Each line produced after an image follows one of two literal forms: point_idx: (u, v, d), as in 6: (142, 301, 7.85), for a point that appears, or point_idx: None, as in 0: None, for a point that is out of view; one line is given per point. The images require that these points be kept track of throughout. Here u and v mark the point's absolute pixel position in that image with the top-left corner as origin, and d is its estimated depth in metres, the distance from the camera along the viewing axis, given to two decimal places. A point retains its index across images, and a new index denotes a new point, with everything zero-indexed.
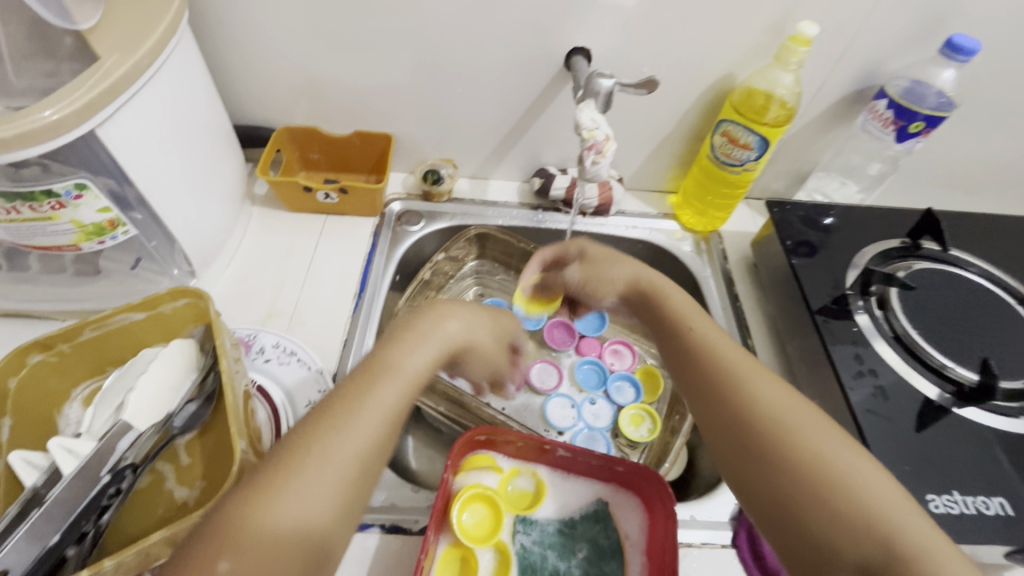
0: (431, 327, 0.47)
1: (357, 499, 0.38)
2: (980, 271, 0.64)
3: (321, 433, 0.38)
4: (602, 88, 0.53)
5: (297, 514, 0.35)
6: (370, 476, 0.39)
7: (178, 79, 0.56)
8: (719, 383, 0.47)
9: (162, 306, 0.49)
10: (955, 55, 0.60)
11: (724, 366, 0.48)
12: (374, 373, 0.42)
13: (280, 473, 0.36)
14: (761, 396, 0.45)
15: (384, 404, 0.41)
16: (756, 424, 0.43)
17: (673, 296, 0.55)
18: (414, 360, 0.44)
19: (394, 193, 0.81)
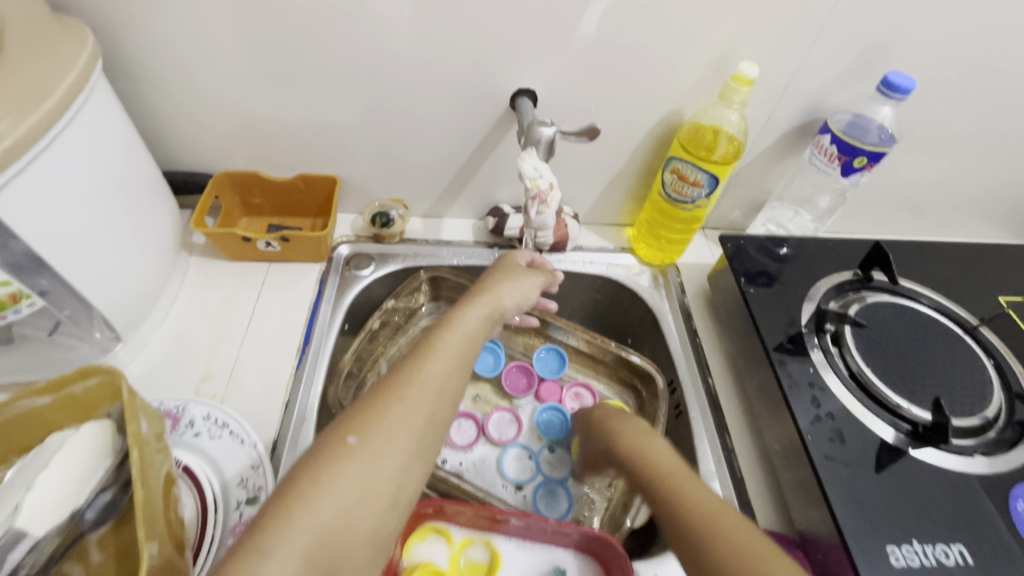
0: (492, 295, 0.55)
1: (436, 447, 0.43)
2: (931, 302, 0.65)
3: (405, 390, 0.43)
4: (543, 137, 0.52)
5: (384, 458, 0.39)
6: (445, 427, 0.44)
7: (92, 137, 0.52)
8: (629, 460, 0.50)
9: (72, 387, 0.44)
10: (890, 93, 0.60)
11: (630, 448, 0.51)
12: (442, 330, 0.49)
13: (373, 423, 0.40)
14: (663, 466, 0.47)
15: (454, 366, 0.47)
16: (656, 488, 0.46)
17: (597, 409, 0.60)
18: (476, 319, 0.52)
19: (343, 236, 0.78)
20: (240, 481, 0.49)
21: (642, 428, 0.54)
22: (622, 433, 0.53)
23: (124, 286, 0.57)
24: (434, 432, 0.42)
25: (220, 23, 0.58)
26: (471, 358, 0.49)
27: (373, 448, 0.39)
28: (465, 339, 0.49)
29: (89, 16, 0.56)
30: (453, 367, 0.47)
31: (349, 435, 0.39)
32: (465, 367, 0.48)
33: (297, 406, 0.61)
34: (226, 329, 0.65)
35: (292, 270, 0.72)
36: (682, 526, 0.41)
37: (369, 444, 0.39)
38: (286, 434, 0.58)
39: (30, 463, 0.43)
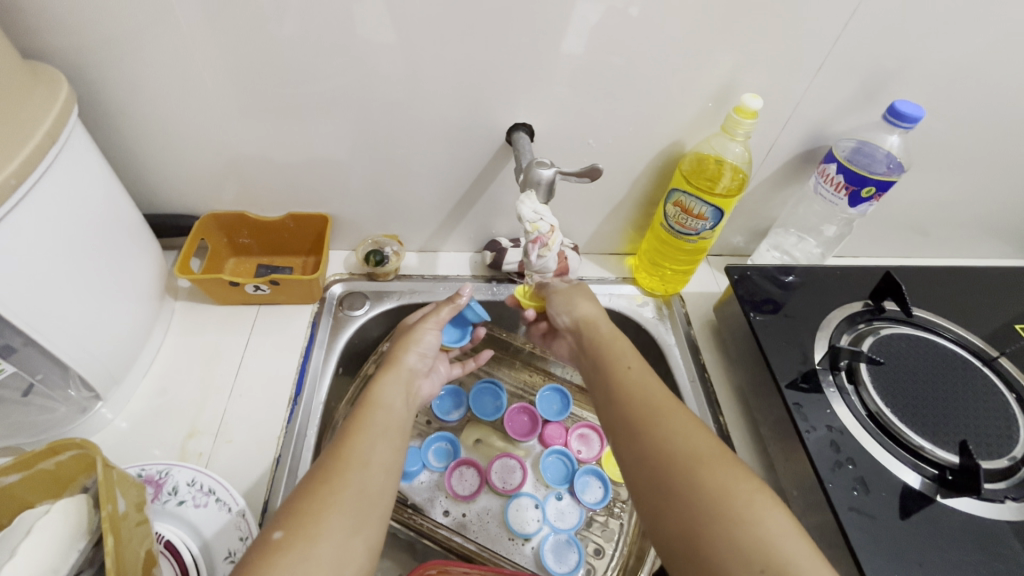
0: (398, 363, 0.56)
1: (376, 521, 0.42)
2: (953, 336, 0.63)
3: (330, 473, 0.43)
4: (543, 179, 0.51)
5: (318, 541, 0.38)
6: (375, 500, 0.43)
7: (68, 188, 0.50)
8: (640, 422, 0.45)
9: (42, 463, 0.41)
10: (898, 121, 0.60)
11: (645, 407, 0.46)
12: (366, 412, 0.49)
13: (302, 514, 0.40)
14: (681, 434, 0.43)
15: (377, 440, 0.47)
16: (673, 458, 0.42)
17: (617, 346, 0.54)
18: (392, 392, 0.53)
19: (336, 274, 0.75)
20: (227, 554, 0.46)
21: (660, 386, 0.48)
22: (639, 388, 0.48)
23: (104, 339, 0.54)
24: (366, 508, 0.42)
25: (204, 65, 0.56)
26: (398, 430, 0.50)
27: (302, 534, 0.38)
28: (386, 412, 0.50)
29: (66, 61, 0.54)
30: (378, 438, 0.47)
31: (274, 530, 0.39)
32: (393, 440, 0.48)
33: (289, 462, 0.58)
34: (214, 379, 0.63)
35: (282, 312, 0.70)
36: (709, 508, 0.38)
37: (298, 534, 0.39)
38: (277, 493, 0.55)
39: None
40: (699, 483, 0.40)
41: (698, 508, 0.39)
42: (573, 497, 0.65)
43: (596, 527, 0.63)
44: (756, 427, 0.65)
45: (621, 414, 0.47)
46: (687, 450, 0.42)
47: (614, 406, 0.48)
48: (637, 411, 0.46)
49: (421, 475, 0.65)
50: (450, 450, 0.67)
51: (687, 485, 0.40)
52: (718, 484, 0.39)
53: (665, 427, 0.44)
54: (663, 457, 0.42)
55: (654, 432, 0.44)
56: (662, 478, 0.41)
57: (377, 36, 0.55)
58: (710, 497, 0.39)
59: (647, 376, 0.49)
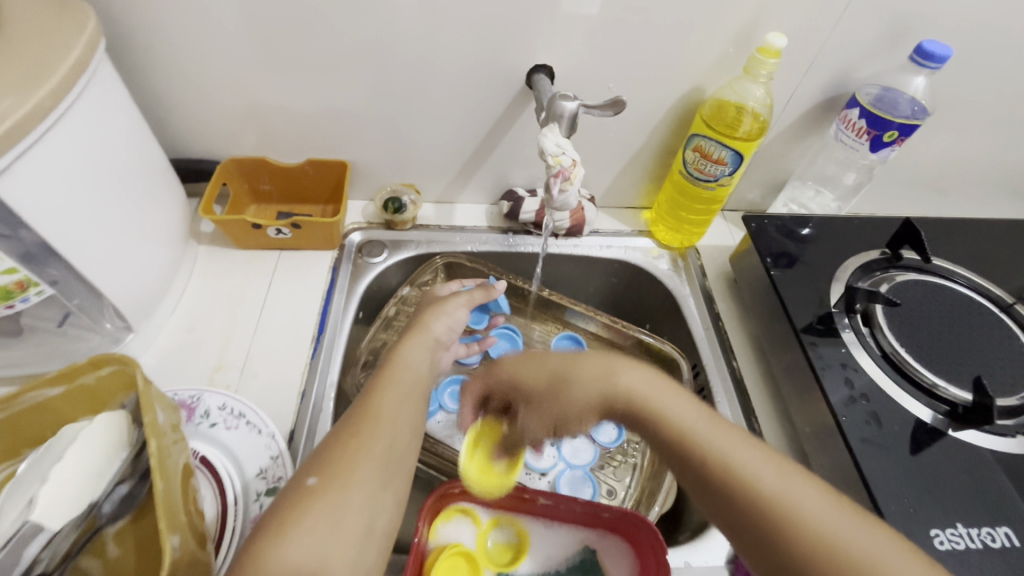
0: (424, 330, 0.57)
1: (403, 476, 0.44)
2: (969, 282, 0.63)
3: (360, 424, 0.44)
4: (566, 112, 0.51)
5: (350, 488, 0.40)
6: (404, 459, 0.44)
7: (98, 119, 0.50)
8: (728, 496, 0.38)
9: (83, 377, 0.43)
10: (925, 62, 0.59)
11: (726, 475, 0.38)
12: (389, 373, 0.50)
13: (333, 462, 0.41)
14: (714, 442, 0.40)
15: (404, 399, 0.48)
16: (786, 538, 0.35)
17: (625, 374, 0.45)
18: (417, 354, 0.54)
19: (354, 223, 0.76)
20: (259, 472, 0.48)
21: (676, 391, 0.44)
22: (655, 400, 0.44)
23: (132, 273, 0.55)
24: (396, 462, 0.43)
25: (226, 0, 0.56)
26: (421, 390, 0.51)
27: (335, 481, 0.40)
28: (411, 374, 0.51)
29: None
30: (405, 398, 0.48)
31: (309, 476, 0.40)
32: (417, 400, 0.49)
33: (313, 397, 0.59)
34: (239, 320, 0.64)
35: (303, 258, 0.71)
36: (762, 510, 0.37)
37: (331, 480, 0.40)
38: (303, 424, 0.57)
39: (45, 452, 0.41)
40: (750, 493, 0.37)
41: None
42: (588, 436, 0.66)
43: (609, 471, 0.65)
44: (771, 372, 0.66)
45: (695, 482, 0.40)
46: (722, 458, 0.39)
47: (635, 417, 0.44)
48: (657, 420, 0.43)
49: (437, 415, 0.66)
50: None
51: (738, 495, 0.38)
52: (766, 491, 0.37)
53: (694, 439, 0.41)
54: (777, 537, 0.36)
55: (748, 506, 0.37)
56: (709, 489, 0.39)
57: None
58: (817, 544, 0.34)
59: (659, 384, 0.45)
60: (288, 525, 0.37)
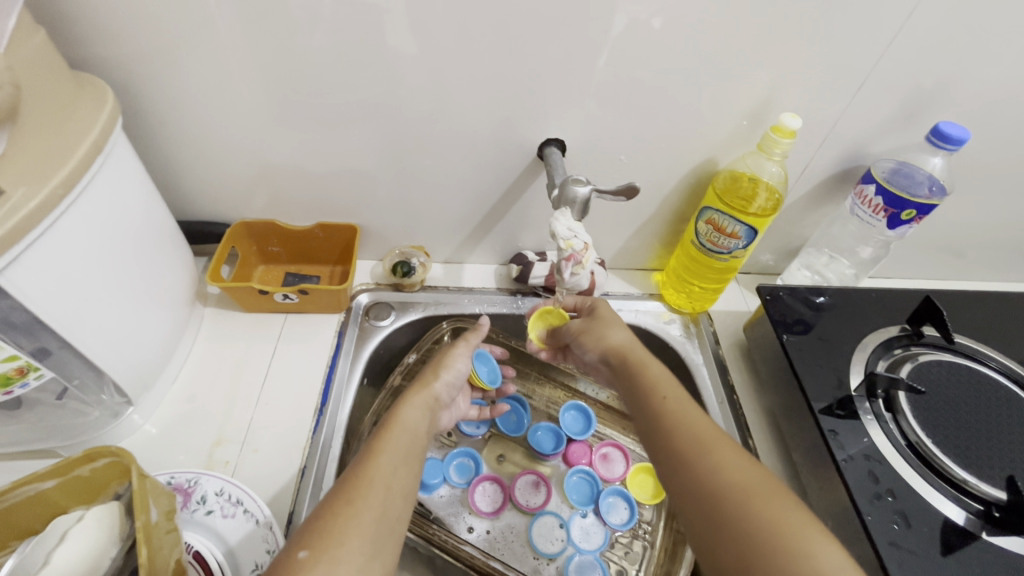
0: (426, 387, 0.56)
1: (393, 546, 0.42)
2: (996, 365, 0.61)
3: (353, 492, 0.43)
4: (578, 197, 0.50)
5: (340, 564, 0.38)
6: (396, 522, 0.43)
7: (109, 196, 0.50)
8: (684, 452, 0.44)
9: (77, 470, 0.42)
10: (943, 143, 0.58)
11: (688, 436, 0.44)
12: (391, 430, 0.50)
13: (324, 533, 0.39)
14: (724, 464, 0.42)
15: (398, 462, 0.47)
16: (724, 497, 0.40)
17: (666, 392, 0.49)
18: (415, 415, 0.53)
19: (362, 284, 0.76)
20: (254, 566, 0.46)
21: (700, 414, 0.46)
22: (679, 414, 0.46)
23: (136, 345, 0.55)
24: (386, 531, 0.42)
25: (243, 78, 0.57)
26: (420, 451, 0.50)
27: (326, 555, 0.38)
28: (410, 435, 0.50)
29: (112, 73, 0.56)
30: (400, 460, 0.47)
31: (298, 550, 0.38)
32: (415, 459, 0.48)
33: (314, 472, 0.57)
34: (242, 387, 0.63)
35: (310, 321, 0.70)
36: (760, 541, 0.37)
37: (322, 554, 0.38)
38: (302, 505, 0.55)
39: (32, 551, 0.40)
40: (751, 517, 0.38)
41: (753, 541, 0.37)
42: (598, 517, 0.64)
43: (619, 548, 0.62)
44: (787, 451, 0.63)
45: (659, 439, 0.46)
46: (723, 479, 0.41)
47: (654, 429, 0.47)
48: (672, 432, 0.45)
49: (441, 489, 0.64)
50: (472, 466, 0.67)
51: (739, 520, 0.38)
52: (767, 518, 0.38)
53: (704, 454, 0.43)
54: (711, 490, 0.41)
55: (700, 464, 0.42)
56: (710, 509, 0.40)
57: (411, 47, 0.55)
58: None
59: (683, 399, 0.48)
60: None
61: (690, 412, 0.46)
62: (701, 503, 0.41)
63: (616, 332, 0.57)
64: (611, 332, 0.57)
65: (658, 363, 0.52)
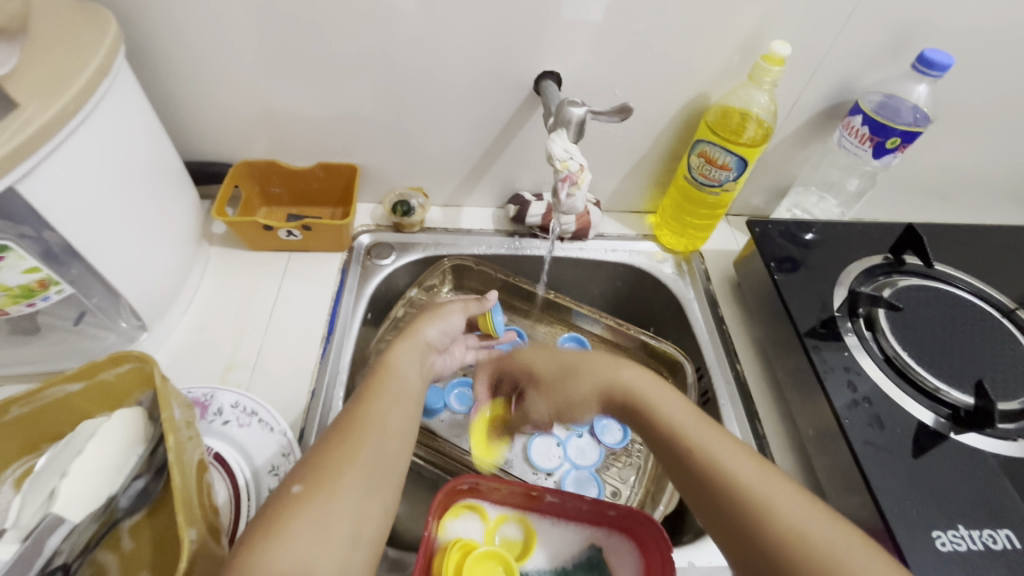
0: (417, 332, 0.56)
1: (389, 483, 0.43)
2: (970, 288, 0.63)
3: (347, 433, 0.44)
4: (574, 118, 0.52)
5: (336, 498, 0.40)
6: (393, 464, 0.44)
7: (117, 122, 0.52)
8: (708, 483, 0.43)
9: (102, 374, 0.44)
10: (927, 70, 0.60)
11: (706, 466, 0.43)
12: (382, 375, 0.50)
13: (319, 471, 0.41)
14: (752, 489, 0.41)
15: (393, 405, 0.47)
16: (760, 526, 0.40)
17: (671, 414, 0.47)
18: (408, 360, 0.52)
19: (363, 225, 0.77)
20: (271, 469, 0.49)
21: (711, 435, 0.45)
22: (690, 442, 0.45)
23: (148, 272, 0.57)
24: (383, 472, 0.43)
25: (241, 10, 0.57)
26: (413, 394, 0.50)
27: (321, 490, 0.40)
28: (402, 379, 0.50)
29: (110, 4, 0.56)
30: (393, 404, 0.47)
31: (294, 485, 0.40)
32: (408, 404, 0.49)
33: (323, 395, 0.60)
34: (250, 319, 0.65)
35: (313, 259, 0.72)
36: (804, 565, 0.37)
37: (318, 489, 0.40)
38: (313, 422, 0.58)
39: (65, 445, 0.42)
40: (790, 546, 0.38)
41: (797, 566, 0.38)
42: (593, 436, 0.67)
43: (614, 470, 0.66)
44: (773, 375, 0.66)
45: (653, 439, 0.48)
46: (757, 509, 0.40)
47: (670, 459, 0.46)
48: (688, 462, 0.44)
49: (442, 415, 0.67)
50: (471, 395, 0.70)
51: (780, 550, 0.38)
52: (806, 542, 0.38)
53: (729, 484, 0.42)
54: (746, 520, 0.40)
55: (726, 494, 0.42)
56: (748, 539, 0.40)
57: None
58: None
59: (692, 421, 0.46)
60: (276, 533, 0.37)
61: (700, 435, 0.45)
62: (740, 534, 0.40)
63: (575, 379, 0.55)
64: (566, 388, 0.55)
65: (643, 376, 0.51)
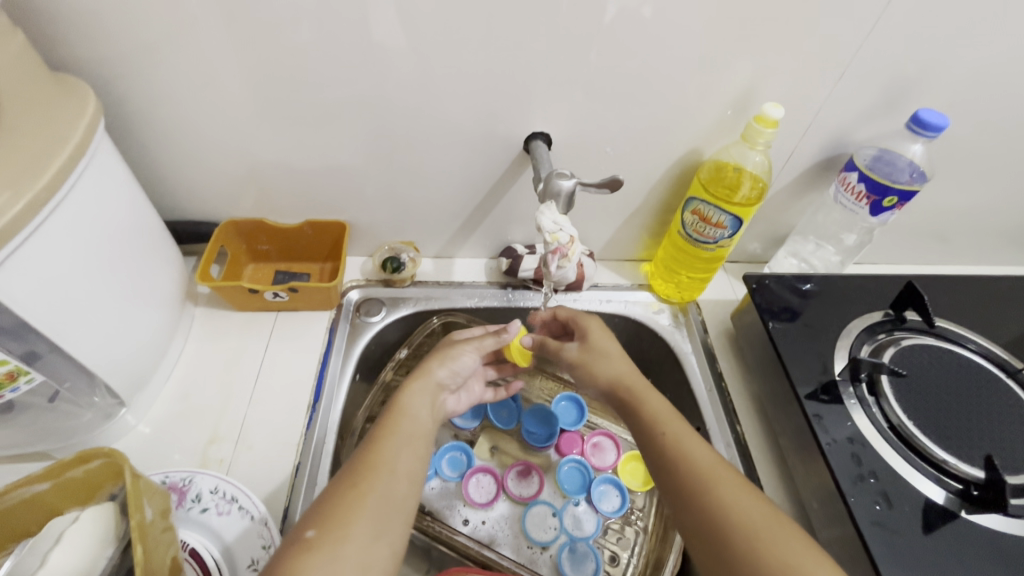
0: (427, 373, 0.56)
1: (399, 527, 0.43)
2: (978, 348, 0.62)
3: (357, 476, 0.44)
4: (563, 190, 0.51)
5: (345, 543, 0.39)
6: (404, 506, 0.44)
7: (95, 199, 0.50)
8: (693, 491, 0.45)
9: (71, 471, 0.42)
10: (922, 130, 0.59)
11: (693, 473, 0.46)
12: (395, 417, 0.50)
13: (331, 515, 0.41)
14: (732, 501, 0.43)
15: (404, 445, 0.48)
16: (734, 538, 0.41)
17: (667, 422, 0.50)
18: (419, 402, 0.53)
19: (352, 280, 0.76)
20: (250, 562, 0.47)
21: (702, 447, 0.48)
22: (683, 449, 0.47)
23: (127, 346, 0.55)
24: (392, 514, 0.43)
25: (226, 77, 0.57)
26: (426, 438, 0.50)
27: (332, 536, 0.39)
28: (412, 421, 0.51)
29: (95, 72, 0.55)
30: (405, 445, 0.48)
31: (307, 529, 0.40)
32: (418, 444, 0.49)
33: (308, 468, 0.58)
34: (234, 387, 0.63)
35: (301, 318, 0.70)
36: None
37: (329, 534, 0.39)
38: (297, 499, 0.56)
39: (29, 552, 0.41)
40: (762, 559, 0.40)
41: None
42: (590, 505, 0.65)
43: (612, 535, 0.63)
44: (775, 437, 0.64)
45: (642, 437, 0.51)
46: (733, 521, 0.42)
47: (661, 466, 0.48)
48: (677, 467, 0.47)
49: (433, 483, 0.65)
50: (464, 460, 0.67)
51: (754, 565, 0.40)
52: (778, 559, 0.39)
53: (711, 493, 0.44)
54: (723, 534, 0.42)
55: (707, 504, 0.44)
56: (722, 551, 0.41)
57: (397, 42, 0.55)
58: None
59: (686, 430, 0.49)
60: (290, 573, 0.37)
61: (693, 444, 0.48)
62: (714, 547, 0.42)
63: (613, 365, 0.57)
64: (612, 362, 0.57)
65: (655, 395, 0.53)
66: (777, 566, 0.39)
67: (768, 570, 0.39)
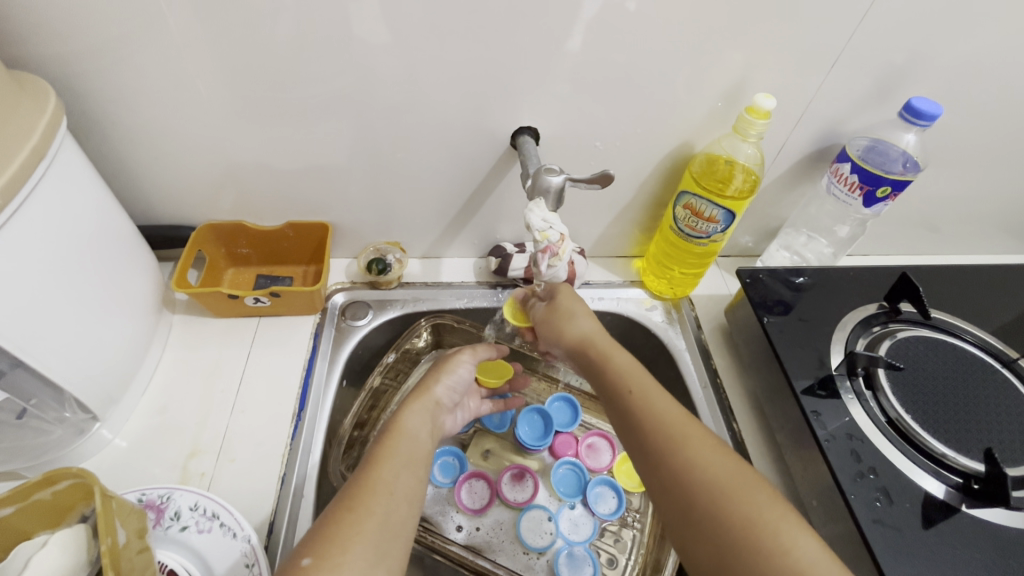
0: (427, 392, 0.55)
1: (399, 547, 0.41)
2: (975, 339, 0.61)
3: (354, 500, 0.42)
4: (552, 186, 0.50)
5: (342, 568, 0.37)
6: (401, 527, 0.42)
7: (58, 205, 0.48)
8: (659, 448, 0.44)
9: (36, 494, 0.40)
10: (915, 120, 0.58)
11: (658, 431, 0.45)
12: (394, 437, 0.48)
13: (326, 541, 0.39)
14: (701, 457, 0.43)
15: (403, 468, 0.45)
16: (700, 492, 0.41)
17: (637, 383, 0.49)
18: (418, 420, 0.51)
19: (337, 283, 0.74)
20: None
21: (670, 403, 0.47)
22: (653, 407, 0.46)
23: (98, 358, 0.53)
24: (391, 538, 0.41)
25: (195, 74, 0.54)
26: (423, 459, 0.48)
27: (330, 563, 0.37)
28: (412, 441, 0.48)
29: (56, 70, 0.52)
30: (404, 466, 0.46)
31: (303, 556, 0.38)
32: (417, 465, 0.47)
33: (294, 480, 0.56)
34: (215, 397, 0.61)
35: (285, 323, 0.68)
36: (734, 534, 0.39)
37: (325, 561, 0.38)
38: (283, 514, 0.54)
39: None
40: (726, 511, 0.40)
41: (728, 539, 0.39)
42: (586, 507, 0.64)
43: (609, 537, 0.62)
44: (771, 432, 0.63)
45: (608, 396, 0.50)
46: (699, 475, 0.42)
47: (628, 424, 0.47)
48: (646, 425, 0.46)
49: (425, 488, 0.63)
50: (457, 465, 0.66)
51: (719, 518, 0.40)
52: (741, 511, 0.39)
53: (677, 449, 0.43)
54: (688, 488, 0.42)
55: (674, 460, 0.43)
56: (687, 506, 0.41)
57: (377, 36, 0.53)
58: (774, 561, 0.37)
59: (656, 390, 0.48)
60: None
61: (662, 403, 0.47)
62: (679, 503, 0.42)
63: (580, 319, 0.55)
64: (579, 319, 0.55)
65: (622, 353, 0.52)
66: (742, 521, 0.39)
67: (731, 522, 0.39)
